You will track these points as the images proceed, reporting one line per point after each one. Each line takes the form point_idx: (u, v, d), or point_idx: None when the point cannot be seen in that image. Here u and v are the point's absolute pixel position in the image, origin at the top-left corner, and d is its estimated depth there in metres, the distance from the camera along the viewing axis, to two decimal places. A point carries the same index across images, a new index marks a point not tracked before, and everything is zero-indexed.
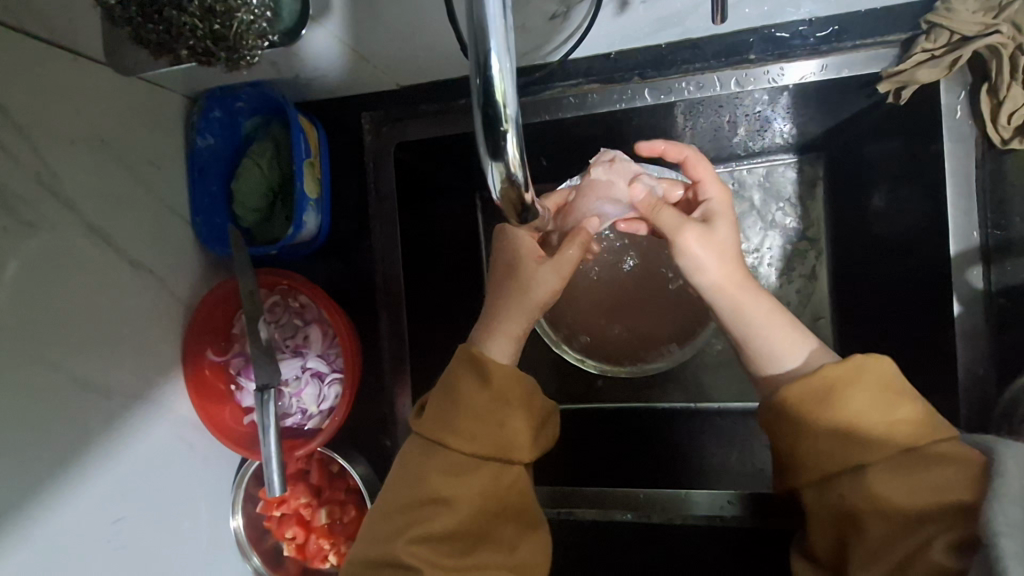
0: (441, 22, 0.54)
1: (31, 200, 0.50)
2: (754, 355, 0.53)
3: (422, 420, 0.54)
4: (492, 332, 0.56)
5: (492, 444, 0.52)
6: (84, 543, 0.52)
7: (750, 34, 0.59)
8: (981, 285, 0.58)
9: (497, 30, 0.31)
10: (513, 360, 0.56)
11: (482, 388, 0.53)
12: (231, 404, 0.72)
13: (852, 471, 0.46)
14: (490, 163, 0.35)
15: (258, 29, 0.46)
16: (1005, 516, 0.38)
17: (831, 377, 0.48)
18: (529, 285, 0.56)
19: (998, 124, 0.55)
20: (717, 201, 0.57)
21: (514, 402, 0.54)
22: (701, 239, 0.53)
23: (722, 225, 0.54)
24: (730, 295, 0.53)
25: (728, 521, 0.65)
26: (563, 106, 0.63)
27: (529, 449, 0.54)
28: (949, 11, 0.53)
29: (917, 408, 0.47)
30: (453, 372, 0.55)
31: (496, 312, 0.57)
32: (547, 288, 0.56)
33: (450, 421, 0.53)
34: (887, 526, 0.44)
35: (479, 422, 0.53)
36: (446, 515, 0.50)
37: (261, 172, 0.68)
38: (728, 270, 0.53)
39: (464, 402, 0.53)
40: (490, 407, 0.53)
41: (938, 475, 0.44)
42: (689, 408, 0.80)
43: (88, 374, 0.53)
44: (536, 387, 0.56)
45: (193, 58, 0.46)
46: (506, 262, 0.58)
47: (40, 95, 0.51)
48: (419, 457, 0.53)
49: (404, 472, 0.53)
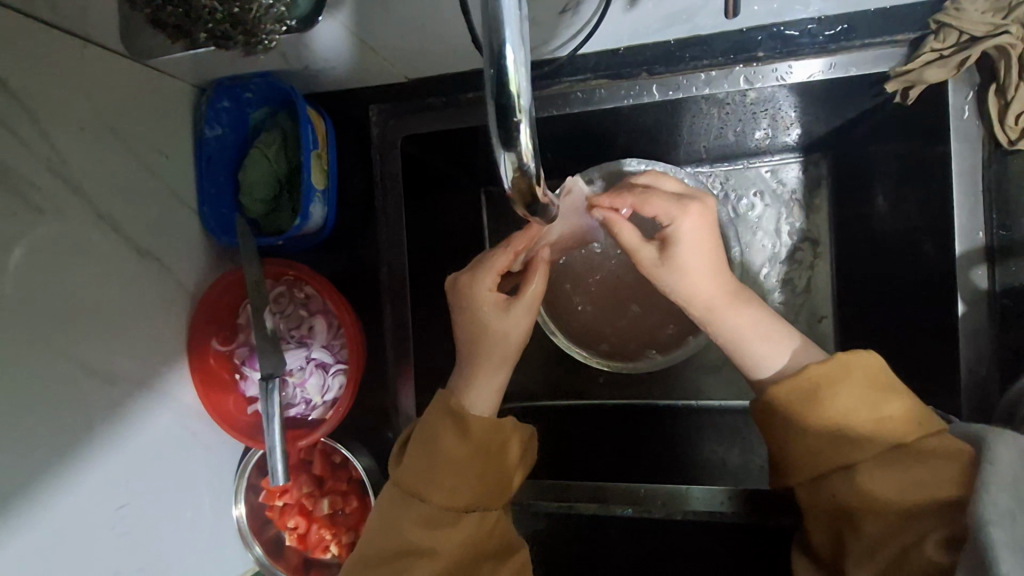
0: (450, 12, 0.54)
1: (39, 186, 0.50)
2: (738, 354, 0.53)
3: (401, 472, 0.55)
4: (475, 386, 0.57)
5: (475, 491, 0.54)
6: (86, 529, 0.52)
7: (759, 31, 0.58)
8: (985, 285, 0.58)
9: (512, 21, 0.32)
10: (495, 412, 0.57)
11: (462, 442, 0.54)
12: (236, 393, 0.71)
13: (842, 470, 0.47)
14: (502, 152, 0.35)
15: (274, 13, 0.51)
16: (992, 505, 0.39)
17: (814, 377, 0.48)
18: (507, 334, 0.57)
19: (1005, 124, 0.54)
20: (676, 223, 0.51)
21: (498, 449, 0.56)
22: (669, 276, 0.53)
23: (684, 251, 0.51)
24: (707, 306, 0.53)
25: (724, 517, 0.66)
26: (571, 101, 0.64)
27: (501, 496, 0.56)
28: (959, 11, 0.53)
29: (905, 403, 0.47)
30: (432, 422, 0.56)
31: (477, 359, 0.57)
32: (520, 330, 0.57)
33: (429, 477, 0.54)
34: (878, 521, 0.45)
35: (459, 472, 0.54)
36: (428, 565, 0.51)
37: (269, 163, 0.68)
38: (705, 295, 0.52)
39: (444, 452, 0.54)
40: (468, 461, 0.54)
41: (927, 469, 0.45)
42: (690, 405, 0.82)
43: (93, 359, 0.54)
44: (516, 424, 0.58)
45: (211, 42, 0.51)
46: (471, 311, 0.57)
47: (51, 81, 0.51)
48: (398, 507, 0.54)
49: (383, 518, 0.54)
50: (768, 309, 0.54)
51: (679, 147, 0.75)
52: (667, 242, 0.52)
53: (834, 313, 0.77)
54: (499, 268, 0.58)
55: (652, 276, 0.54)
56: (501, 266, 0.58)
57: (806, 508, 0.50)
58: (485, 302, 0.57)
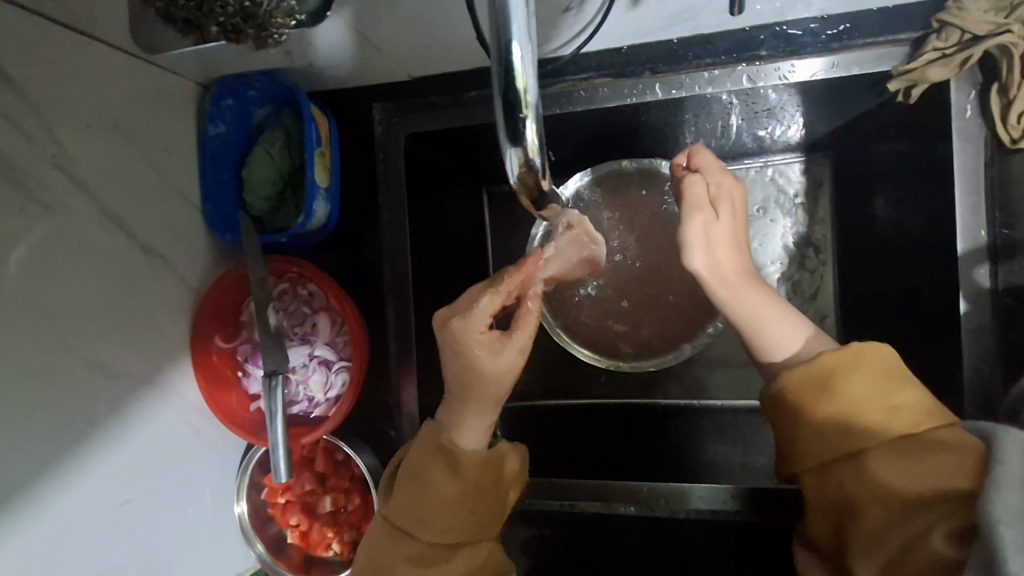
0: (456, 12, 0.54)
1: (43, 180, 0.50)
2: (755, 339, 0.53)
3: (392, 508, 0.56)
4: (467, 426, 0.56)
5: (464, 528, 0.55)
6: (89, 525, 0.53)
7: (761, 31, 0.58)
8: (988, 284, 0.59)
9: (519, 16, 0.31)
10: (485, 450, 0.57)
11: (453, 480, 0.55)
12: (239, 390, 0.72)
13: (849, 457, 0.47)
14: (507, 147, 0.35)
15: (286, 8, 0.51)
16: (1004, 504, 0.38)
17: (829, 364, 0.48)
18: (505, 376, 0.55)
19: (1007, 123, 0.54)
20: (720, 182, 0.54)
21: (489, 488, 0.56)
22: (706, 227, 0.52)
23: (727, 213, 0.54)
24: (732, 284, 0.53)
25: (730, 517, 0.66)
26: (574, 99, 0.64)
27: (495, 524, 0.57)
28: (960, 10, 0.52)
29: (917, 394, 0.47)
30: (421, 458, 0.56)
31: (470, 401, 0.56)
32: (512, 369, 0.55)
33: (421, 515, 0.54)
34: (884, 510, 0.45)
35: (451, 509, 0.54)
36: None
37: (272, 160, 0.68)
38: (733, 268, 0.53)
39: (432, 492, 0.55)
40: (459, 499, 0.55)
41: (939, 461, 0.45)
42: (698, 407, 0.80)
43: (98, 355, 0.54)
44: (508, 448, 0.58)
45: (221, 35, 0.51)
46: (463, 358, 0.54)
47: (56, 77, 0.51)
48: (390, 544, 0.55)
49: (372, 555, 0.55)
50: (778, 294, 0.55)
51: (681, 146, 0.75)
52: (715, 205, 0.53)
53: (837, 313, 0.77)
54: (492, 311, 0.54)
55: (688, 233, 0.52)
56: (495, 308, 0.54)
57: (809, 499, 0.50)
58: (478, 349, 0.54)
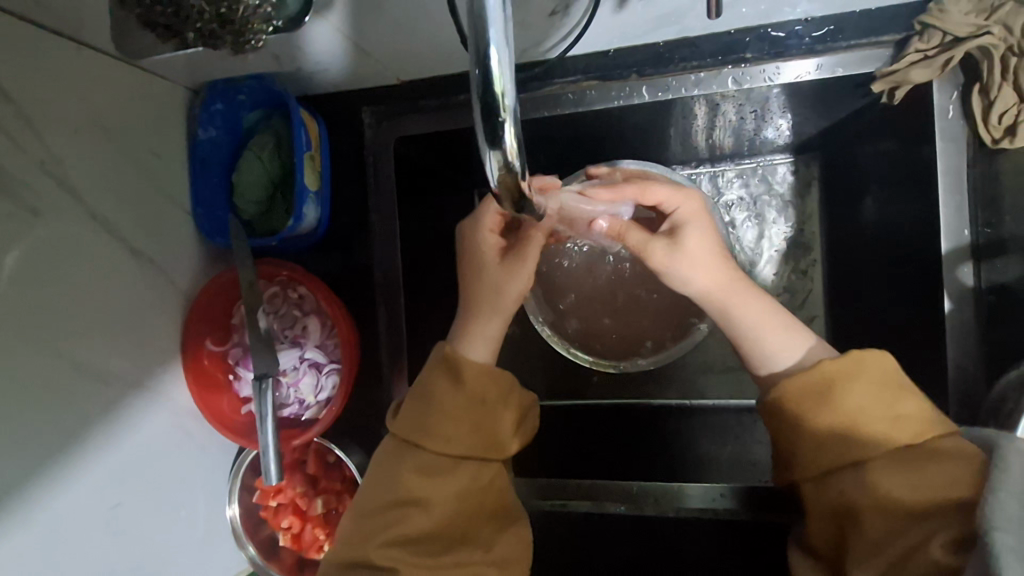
0: (441, 16, 0.54)
1: (34, 187, 0.50)
2: (745, 351, 0.54)
3: (400, 422, 0.55)
4: (468, 336, 0.58)
5: (471, 442, 0.54)
6: (82, 529, 0.53)
7: (747, 34, 0.59)
8: (972, 283, 0.59)
9: (497, 21, 0.32)
10: (492, 362, 0.58)
11: (462, 394, 0.54)
12: (230, 393, 0.72)
13: (852, 468, 0.47)
14: (487, 151, 0.35)
15: (262, 14, 0.52)
16: (1002, 512, 0.38)
17: (829, 371, 0.49)
18: (504, 285, 0.57)
19: (989, 124, 0.55)
20: (682, 214, 0.55)
21: (493, 401, 0.55)
22: (669, 255, 0.53)
23: (690, 237, 0.53)
24: (715, 297, 0.53)
25: (719, 513, 0.67)
26: (562, 102, 0.64)
27: (507, 447, 0.56)
28: (942, 12, 0.53)
29: (917, 403, 0.48)
30: (429, 374, 0.56)
31: (478, 304, 0.58)
32: (521, 278, 0.57)
33: (430, 427, 0.54)
34: (886, 518, 0.45)
35: (458, 422, 0.54)
36: (424, 519, 0.52)
37: (263, 164, 0.68)
38: (714, 277, 0.53)
39: (440, 407, 0.54)
40: (470, 411, 0.54)
41: (942, 471, 0.45)
42: (687, 404, 0.80)
43: (90, 360, 0.54)
44: (514, 382, 0.57)
45: (200, 42, 0.53)
46: (473, 256, 0.58)
47: (47, 85, 0.52)
48: (394, 457, 0.54)
49: (378, 472, 0.54)
50: (768, 298, 0.55)
51: (670, 147, 0.76)
52: (674, 233, 0.54)
53: (827, 312, 0.77)
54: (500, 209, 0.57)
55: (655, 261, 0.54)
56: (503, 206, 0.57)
57: (808, 506, 0.50)
58: (487, 248, 0.57)
